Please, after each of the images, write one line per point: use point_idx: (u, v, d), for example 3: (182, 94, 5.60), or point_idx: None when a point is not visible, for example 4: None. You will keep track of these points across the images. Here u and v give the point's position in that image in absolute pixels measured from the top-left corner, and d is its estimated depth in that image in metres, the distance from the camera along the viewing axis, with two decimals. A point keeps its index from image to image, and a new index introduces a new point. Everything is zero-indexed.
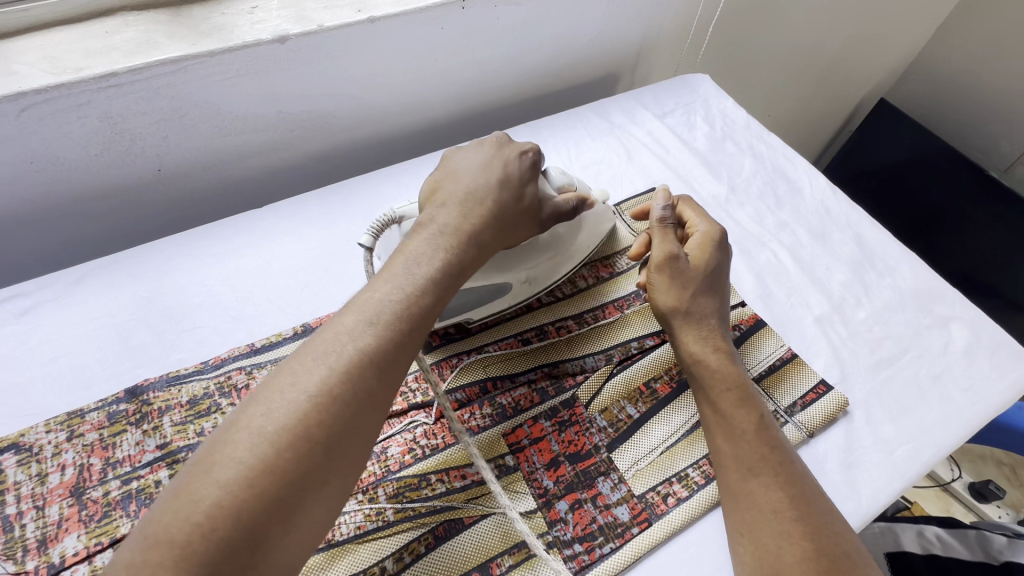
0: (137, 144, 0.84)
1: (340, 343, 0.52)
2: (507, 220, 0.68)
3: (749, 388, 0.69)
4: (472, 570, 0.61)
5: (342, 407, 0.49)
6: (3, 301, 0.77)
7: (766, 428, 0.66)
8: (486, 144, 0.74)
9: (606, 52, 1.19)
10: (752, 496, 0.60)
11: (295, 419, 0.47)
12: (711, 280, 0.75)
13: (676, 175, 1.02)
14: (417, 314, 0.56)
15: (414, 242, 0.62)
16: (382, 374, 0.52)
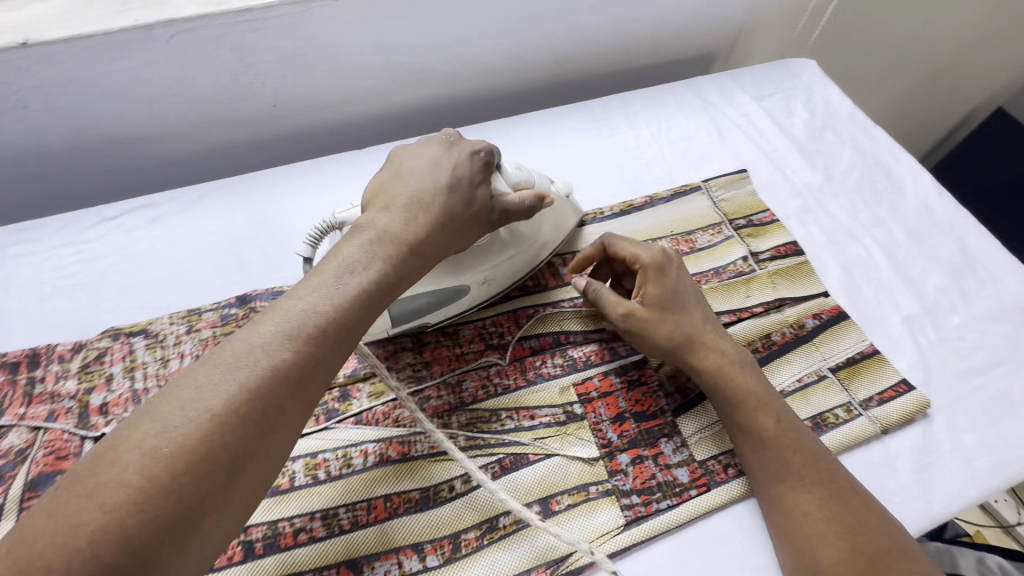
0: (260, 79, 0.91)
1: (246, 358, 0.48)
2: (454, 226, 0.63)
3: (765, 390, 0.69)
4: (533, 501, 0.64)
5: (251, 426, 0.46)
6: (138, 207, 0.86)
7: (786, 430, 0.66)
8: (435, 144, 0.68)
9: (708, 30, 1.17)
10: (782, 502, 0.62)
11: (196, 437, 0.44)
12: (677, 314, 0.71)
13: (769, 160, 1.00)
14: (339, 329, 0.52)
15: (350, 247, 0.57)
16: (295, 391, 0.49)
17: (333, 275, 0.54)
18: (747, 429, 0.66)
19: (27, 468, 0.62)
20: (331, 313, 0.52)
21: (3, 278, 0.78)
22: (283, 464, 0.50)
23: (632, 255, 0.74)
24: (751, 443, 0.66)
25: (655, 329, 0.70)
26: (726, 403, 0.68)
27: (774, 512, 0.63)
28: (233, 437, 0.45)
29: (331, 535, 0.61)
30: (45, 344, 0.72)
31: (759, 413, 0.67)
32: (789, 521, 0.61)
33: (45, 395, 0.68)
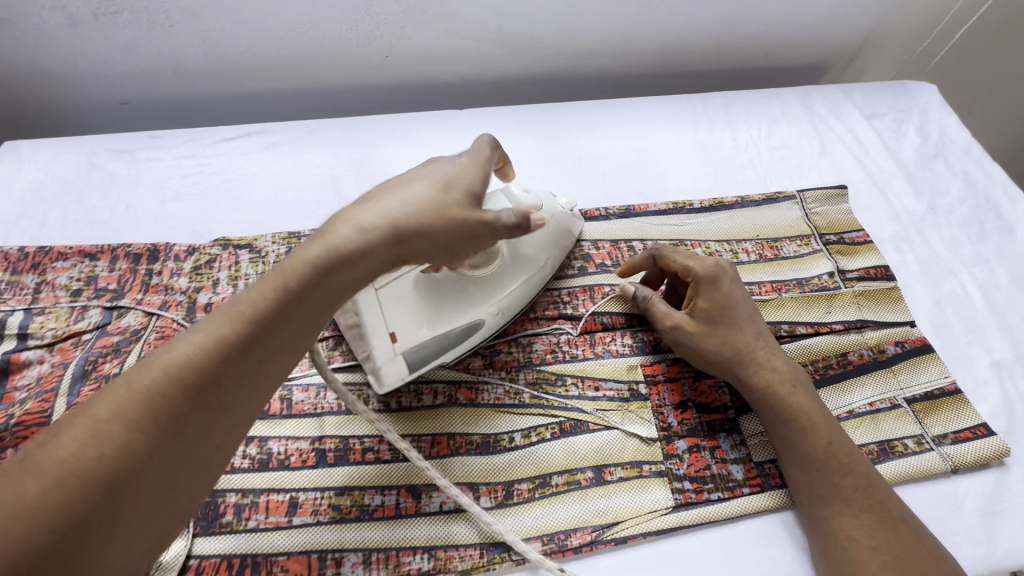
0: (380, 29, 0.95)
1: (148, 369, 0.46)
2: (409, 223, 0.54)
3: (815, 411, 0.67)
4: (587, 467, 0.66)
5: (160, 431, 0.45)
6: (255, 132, 0.92)
7: (834, 454, 0.64)
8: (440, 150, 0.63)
9: (820, 39, 1.15)
10: (823, 526, 0.62)
11: (73, 454, 0.42)
12: (726, 331, 0.70)
13: (870, 180, 0.96)
14: (246, 336, 0.49)
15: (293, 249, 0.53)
16: (194, 402, 0.47)
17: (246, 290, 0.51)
18: (793, 449, 0.66)
19: (139, 347, 0.69)
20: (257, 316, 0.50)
21: (133, 179, 0.85)
22: (194, 474, 0.47)
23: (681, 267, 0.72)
24: (796, 462, 0.65)
25: (702, 345, 0.70)
26: (775, 420, 0.67)
27: (814, 532, 0.63)
28: (137, 442, 0.44)
29: (395, 459, 0.65)
30: (164, 241, 0.79)
31: (807, 434, 0.66)
32: (826, 543, 0.62)
33: (160, 287, 0.75)
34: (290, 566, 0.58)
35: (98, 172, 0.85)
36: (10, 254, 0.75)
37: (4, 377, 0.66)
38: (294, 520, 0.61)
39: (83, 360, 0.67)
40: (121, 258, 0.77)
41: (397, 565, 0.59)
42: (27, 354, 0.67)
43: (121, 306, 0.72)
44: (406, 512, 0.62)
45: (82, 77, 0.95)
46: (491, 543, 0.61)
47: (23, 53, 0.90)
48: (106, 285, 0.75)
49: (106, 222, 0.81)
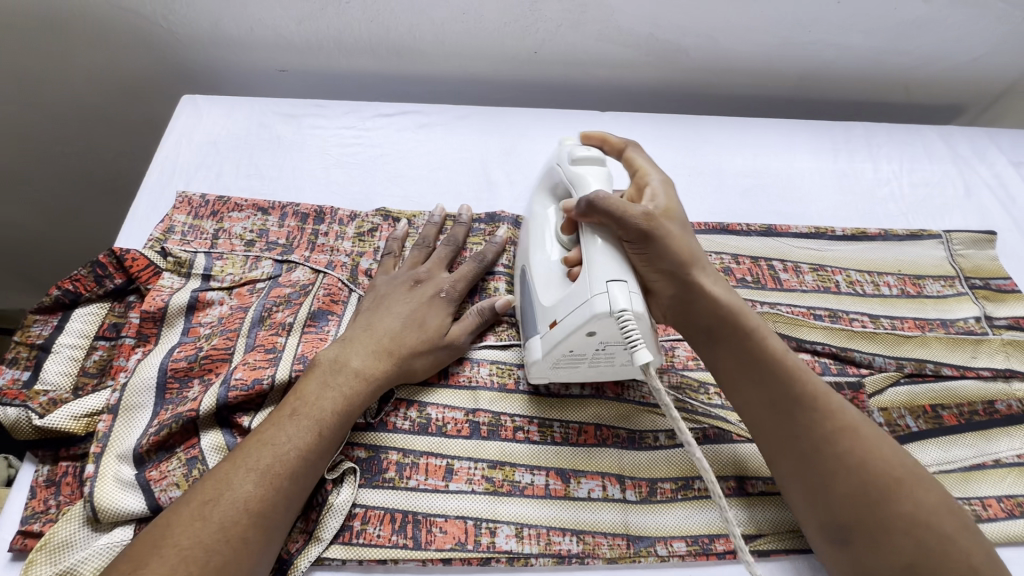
0: (538, 25, 0.98)
1: (237, 474, 0.52)
2: (382, 343, 0.65)
3: (773, 342, 0.61)
4: (730, 476, 0.67)
5: (234, 540, 0.49)
6: (410, 111, 0.95)
7: (800, 389, 0.59)
8: (402, 285, 0.71)
9: (964, 80, 1.12)
10: (798, 465, 0.58)
11: (183, 560, 0.46)
12: (683, 232, 0.62)
13: (1018, 228, 0.93)
14: (314, 440, 0.57)
15: (313, 375, 0.61)
16: (272, 503, 0.52)
17: (289, 410, 0.58)
18: (759, 387, 0.60)
19: (309, 301, 0.72)
20: (293, 451, 0.55)
21: (299, 143, 0.90)
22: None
23: (640, 169, 0.68)
24: (764, 404, 0.60)
25: (669, 255, 0.60)
26: (738, 353, 0.61)
27: (793, 475, 0.59)
28: (214, 561, 0.47)
29: (544, 441, 0.66)
30: (328, 204, 0.83)
31: (768, 370, 0.60)
32: (806, 484, 0.58)
33: (325, 247, 0.79)
34: (448, 528, 0.60)
35: (268, 133, 0.90)
36: (193, 200, 0.81)
37: (190, 312, 0.70)
38: (450, 485, 0.63)
39: (260, 307, 0.71)
40: (289, 216, 0.81)
41: (548, 543, 0.61)
42: (210, 295, 0.72)
43: (291, 261, 0.76)
44: (556, 494, 0.64)
45: (252, 43, 1.00)
46: (637, 536, 0.62)
47: (208, 14, 0.95)
48: (276, 240, 0.79)
49: (274, 180, 0.86)
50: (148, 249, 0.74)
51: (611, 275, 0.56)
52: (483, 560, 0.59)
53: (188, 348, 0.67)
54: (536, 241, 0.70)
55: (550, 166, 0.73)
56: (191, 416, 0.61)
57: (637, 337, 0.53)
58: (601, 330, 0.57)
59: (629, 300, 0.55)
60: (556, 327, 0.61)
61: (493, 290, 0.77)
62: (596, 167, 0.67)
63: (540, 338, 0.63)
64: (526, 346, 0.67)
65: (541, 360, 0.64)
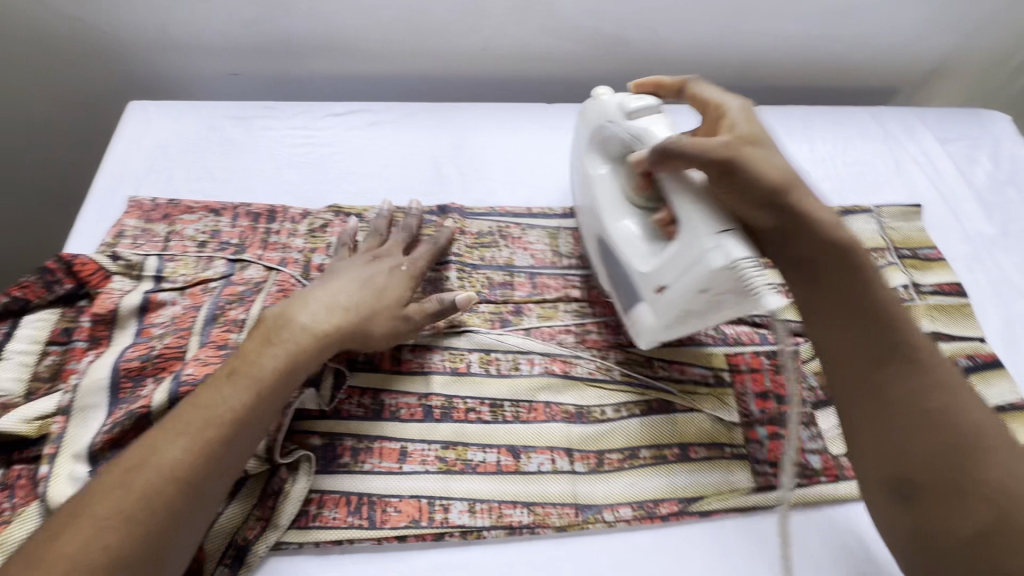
0: (484, 22, 1.00)
1: (164, 440, 0.53)
2: (336, 302, 0.66)
3: (868, 295, 0.58)
4: (673, 444, 0.70)
5: (157, 505, 0.50)
6: (362, 110, 0.97)
7: (900, 337, 0.56)
8: (363, 257, 0.74)
9: (895, 63, 1.18)
10: (875, 408, 0.56)
11: (104, 524, 0.48)
12: (774, 159, 0.60)
13: (943, 201, 0.99)
14: (249, 402, 0.57)
15: (260, 332, 0.62)
16: (199, 468, 0.53)
17: (227, 371, 0.58)
18: (847, 324, 0.58)
19: (261, 298, 0.74)
20: (224, 414, 0.55)
21: (250, 144, 0.91)
22: (194, 536, 0.53)
23: (711, 103, 0.67)
24: (858, 343, 0.57)
25: (756, 185, 0.58)
26: (837, 299, 0.58)
27: (862, 419, 0.56)
28: (135, 524, 0.49)
29: (495, 420, 0.69)
30: (280, 204, 0.85)
31: (869, 313, 0.57)
32: (876, 422, 0.55)
33: (278, 245, 0.80)
34: (403, 507, 0.63)
35: (218, 136, 0.91)
36: (143, 204, 0.82)
37: (142, 313, 0.71)
38: (405, 467, 0.65)
39: (213, 305, 0.72)
40: (241, 216, 0.82)
41: (500, 516, 0.63)
42: (162, 295, 0.72)
43: (244, 260, 0.77)
44: (507, 470, 0.66)
45: (200, 47, 1.01)
46: (585, 504, 0.65)
47: (154, 20, 0.96)
48: (228, 240, 0.80)
49: (225, 182, 0.87)
50: (98, 254, 0.74)
51: (718, 228, 0.56)
52: (436, 536, 0.62)
53: (140, 348, 0.68)
54: (612, 208, 0.72)
55: (599, 123, 0.73)
56: (143, 412, 0.62)
57: (759, 285, 0.54)
58: (715, 283, 0.57)
59: (744, 249, 0.55)
60: (668, 288, 0.62)
61: (444, 280, 0.79)
62: (655, 117, 0.67)
63: (654, 305, 0.65)
64: (637, 315, 0.69)
65: (653, 323, 0.67)
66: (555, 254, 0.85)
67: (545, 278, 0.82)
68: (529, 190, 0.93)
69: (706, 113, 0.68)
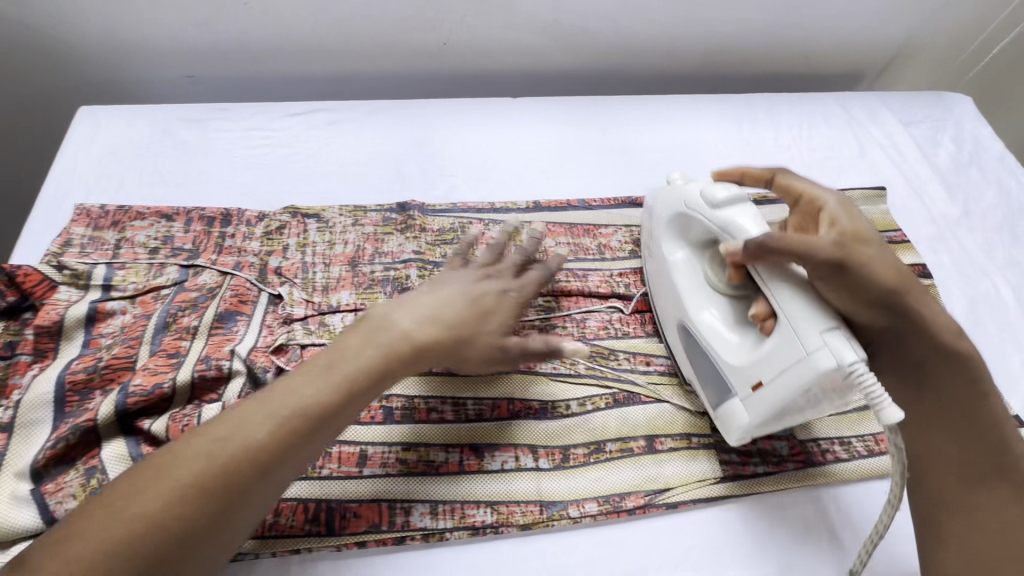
0: (442, 16, 0.98)
1: (250, 425, 0.51)
2: (439, 322, 0.61)
3: (1002, 409, 0.63)
4: (640, 436, 0.70)
5: (231, 490, 0.49)
6: (320, 109, 0.95)
7: (980, 412, 0.62)
8: (468, 273, 0.68)
9: (858, 48, 1.19)
10: (953, 502, 0.61)
11: (175, 501, 0.47)
12: (884, 255, 0.62)
13: (908, 184, 1.00)
14: (341, 399, 0.54)
15: (355, 337, 0.58)
16: (279, 461, 0.51)
17: (326, 360, 0.56)
18: (957, 436, 0.62)
19: (215, 304, 0.72)
20: (313, 404, 0.53)
21: (205, 147, 0.89)
22: (255, 520, 0.52)
23: (806, 193, 0.69)
24: (954, 447, 0.62)
25: (867, 287, 0.60)
26: (940, 408, 0.63)
27: (940, 511, 0.62)
28: (205, 504, 0.48)
29: (458, 419, 0.68)
30: (235, 207, 0.83)
31: (973, 424, 0.62)
32: (974, 499, 0.61)
33: (233, 248, 0.78)
34: (363, 512, 0.61)
35: (172, 139, 0.89)
36: (92, 211, 0.79)
37: (90, 324, 0.69)
38: (365, 471, 0.63)
39: (164, 313, 0.70)
40: (195, 221, 0.80)
41: (463, 517, 0.62)
42: (111, 305, 0.70)
43: (197, 265, 0.75)
44: (470, 469, 0.65)
45: (153, 49, 0.98)
46: (550, 501, 0.64)
47: (102, 23, 0.93)
48: (182, 245, 0.78)
49: (179, 186, 0.85)
50: (43, 264, 0.72)
51: (824, 327, 0.57)
52: (398, 539, 0.61)
53: (87, 360, 0.66)
54: (693, 296, 0.71)
55: (677, 204, 0.73)
56: (89, 425, 0.60)
57: (879, 393, 0.53)
58: (822, 384, 0.57)
59: (852, 350, 0.56)
60: (765, 386, 0.62)
61: (405, 279, 0.78)
62: (742, 208, 0.66)
63: (746, 400, 0.64)
64: (726, 408, 0.67)
65: (747, 422, 0.65)
66: None
67: None
68: (492, 185, 0.91)
69: (799, 205, 0.70)
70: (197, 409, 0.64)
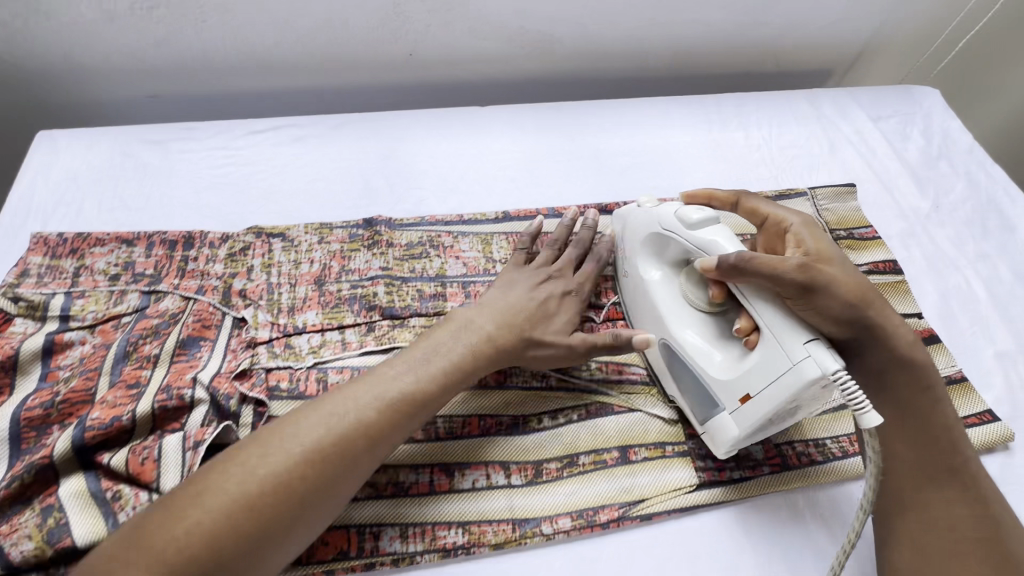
0: (406, 27, 0.97)
1: (348, 412, 0.57)
2: (513, 322, 0.68)
3: (954, 413, 0.64)
4: (613, 447, 0.69)
5: (327, 469, 0.54)
6: (284, 125, 0.94)
7: (932, 414, 0.63)
8: (533, 272, 0.74)
9: (826, 45, 1.19)
10: (911, 505, 0.62)
11: (283, 472, 0.53)
12: (848, 272, 0.63)
13: (878, 180, 1.00)
14: (426, 394, 0.61)
15: (439, 336, 0.65)
16: (369, 447, 0.57)
17: (413, 358, 0.63)
18: (914, 440, 0.63)
19: (178, 330, 0.70)
20: (399, 396, 0.59)
21: (166, 169, 0.87)
22: (341, 503, 0.57)
23: (771, 215, 0.71)
24: (912, 450, 0.63)
25: (837, 303, 0.60)
26: (899, 412, 0.64)
27: (898, 513, 0.62)
28: (306, 479, 0.53)
29: (428, 438, 0.66)
30: (198, 229, 0.82)
31: (930, 428, 0.63)
32: (927, 497, 0.61)
33: (196, 272, 0.77)
34: (331, 538, 0.60)
35: (132, 162, 0.87)
36: (49, 239, 0.77)
37: (48, 356, 0.67)
38: None
39: (124, 341, 0.68)
40: (157, 245, 0.79)
41: (433, 538, 0.61)
42: (69, 336, 0.69)
43: (159, 291, 0.74)
44: (440, 489, 0.64)
45: (112, 70, 0.97)
46: (523, 518, 0.63)
47: (58, 45, 0.92)
48: (143, 271, 0.77)
49: (140, 210, 0.83)
50: None
51: (807, 338, 0.58)
52: (368, 565, 0.60)
53: (44, 394, 0.64)
54: (674, 316, 0.70)
55: (651, 226, 0.72)
56: (45, 463, 0.59)
57: (862, 401, 0.54)
58: (807, 394, 0.58)
59: (835, 359, 0.57)
60: (753, 399, 0.62)
61: (372, 296, 0.77)
62: (717, 227, 0.66)
63: (735, 415, 0.64)
64: (714, 426, 0.67)
65: (735, 436, 0.64)
66: (488, 260, 0.83)
67: (478, 287, 0.80)
68: (460, 197, 0.90)
69: (765, 225, 0.72)
70: (158, 440, 0.62)
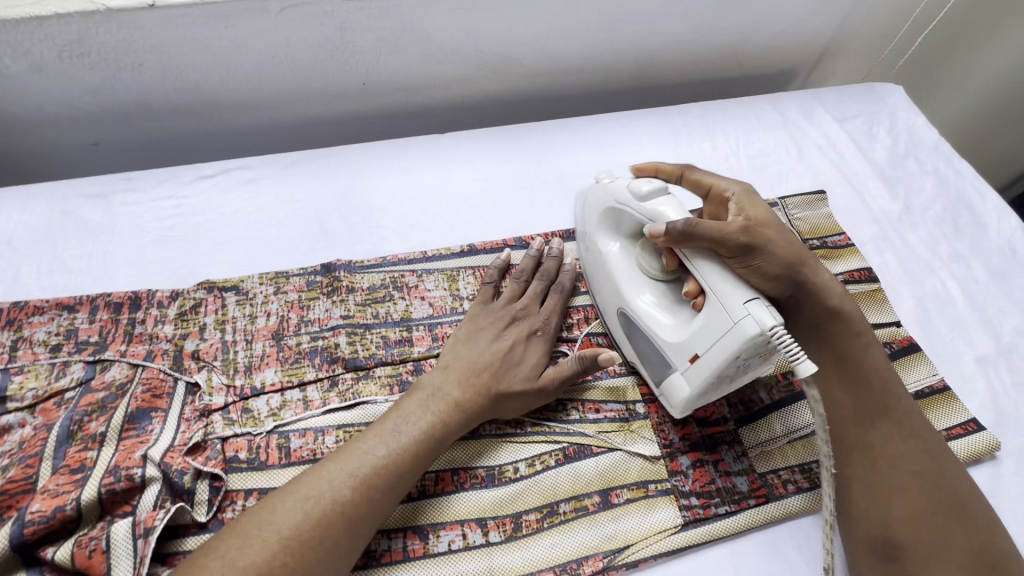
0: (355, 56, 0.94)
1: (326, 486, 0.56)
2: (473, 377, 0.66)
3: (881, 357, 0.67)
4: (594, 492, 0.66)
5: (313, 550, 0.53)
6: (233, 168, 0.89)
7: (864, 362, 0.66)
8: (497, 314, 0.73)
9: (787, 47, 1.18)
10: (860, 457, 0.63)
11: (265, 562, 0.51)
12: (779, 233, 0.65)
13: (847, 183, 0.99)
14: (404, 461, 0.59)
15: (410, 401, 0.64)
16: (350, 525, 0.55)
17: (387, 424, 0.61)
18: (852, 388, 0.66)
19: (126, 402, 0.66)
20: (380, 465, 0.58)
21: (109, 225, 0.83)
22: None
23: (713, 185, 0.70)
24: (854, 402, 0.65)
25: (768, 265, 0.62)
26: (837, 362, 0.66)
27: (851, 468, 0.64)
28: (291, 563, 0.51)
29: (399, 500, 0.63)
30: (146, 288, 0.77)
31: (864, 377, 0.66)
32: (873, 446, 0.63)
33: (144, 336, 0.72)
34: None
35: (71, 220, 0.82)
36: None
37: None
38: None
39: (67, 420, 0.63)
40: (101, 308, 0.74)
41: None
42: (7, 419, 0.64)
43: (105, 359, 0.69)
44: (415, 555, 0.61)
45: (47, 121, 0.92)
46: None
47: None
48: (87, 338, 0.72)
49: (83, 272, 0.79)
50: None
51: (745, 297, 0.57)
52: None
53: None
54: (631, 284, 0.70)
55: (608, 200, 0.72)
56: None
57: (797, 350, 0.55)
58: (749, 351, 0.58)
59: (772, 314, 0.56)
60: (699, 358, 0.62)
61: (334, 347, 0.73)
62: (665, 197, 0.66)
63: (685, 375, 0.64)
64: (666, 386, 0.67)
65: (689, 396, 0.64)
66: (454, 298, 0.80)
67: (445, 328, 0.77)
68: (423, 231, 0.87)
69: (709, 196, 0.72)
70: (106, 529, 0.58)
